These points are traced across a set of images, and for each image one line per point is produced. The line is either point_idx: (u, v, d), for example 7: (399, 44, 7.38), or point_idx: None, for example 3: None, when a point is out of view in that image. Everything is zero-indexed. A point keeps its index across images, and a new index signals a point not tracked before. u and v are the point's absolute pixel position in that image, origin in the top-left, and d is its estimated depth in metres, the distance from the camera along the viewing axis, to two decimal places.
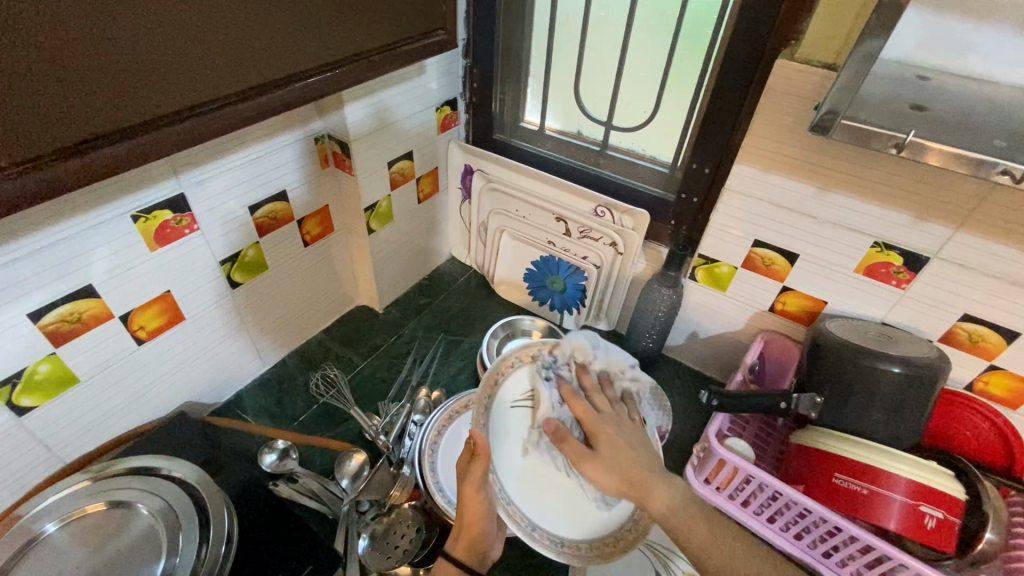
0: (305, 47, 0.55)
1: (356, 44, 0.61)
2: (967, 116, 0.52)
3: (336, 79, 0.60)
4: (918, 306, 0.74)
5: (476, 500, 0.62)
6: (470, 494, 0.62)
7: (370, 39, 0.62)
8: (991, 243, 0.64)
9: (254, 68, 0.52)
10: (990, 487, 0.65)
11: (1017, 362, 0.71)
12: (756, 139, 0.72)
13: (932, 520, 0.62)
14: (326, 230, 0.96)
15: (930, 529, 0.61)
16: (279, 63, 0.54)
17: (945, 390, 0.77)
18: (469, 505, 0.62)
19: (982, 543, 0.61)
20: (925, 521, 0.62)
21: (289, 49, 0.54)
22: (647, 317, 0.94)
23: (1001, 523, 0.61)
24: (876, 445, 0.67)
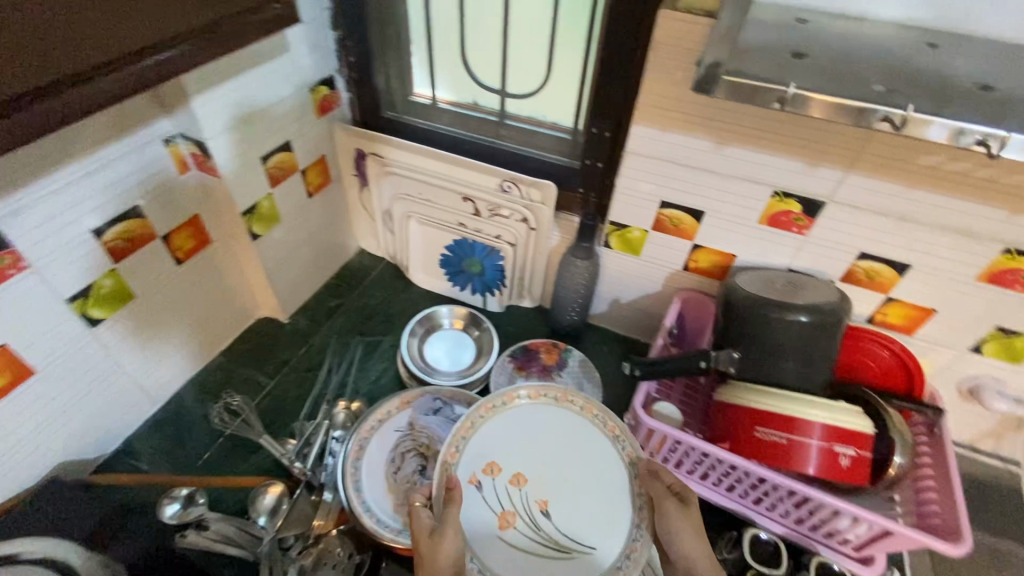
0: (88, 37, 0.47)
1: (158, 26, 0.52)
2: (847, 59, 0.50)
3: (148, 71, 0.51)
4: (818, 250, 0.76)
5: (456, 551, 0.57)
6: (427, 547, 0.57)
7: (177, 19, 0.54)
8: (879, 181, 0.65)
9: (24, 68, 0.43)
10: (894, 415, 0.68)
11: (909, 291, 0.74)
12: (648, 98, 0.69)
13: (847, 459, 0.64)
14: (202, 242, 0.84)
15: (847, 467, 0.64)
16: (70, 47, 0.46)
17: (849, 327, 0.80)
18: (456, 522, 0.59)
19: (893, 467, 0.65)
20: (842, 461, 0.64)
21: (67, 39, 0.46)
22: (569, 292, 0.93)
23: (906, 446, 0.66)
24: (793, 394, 0.67)
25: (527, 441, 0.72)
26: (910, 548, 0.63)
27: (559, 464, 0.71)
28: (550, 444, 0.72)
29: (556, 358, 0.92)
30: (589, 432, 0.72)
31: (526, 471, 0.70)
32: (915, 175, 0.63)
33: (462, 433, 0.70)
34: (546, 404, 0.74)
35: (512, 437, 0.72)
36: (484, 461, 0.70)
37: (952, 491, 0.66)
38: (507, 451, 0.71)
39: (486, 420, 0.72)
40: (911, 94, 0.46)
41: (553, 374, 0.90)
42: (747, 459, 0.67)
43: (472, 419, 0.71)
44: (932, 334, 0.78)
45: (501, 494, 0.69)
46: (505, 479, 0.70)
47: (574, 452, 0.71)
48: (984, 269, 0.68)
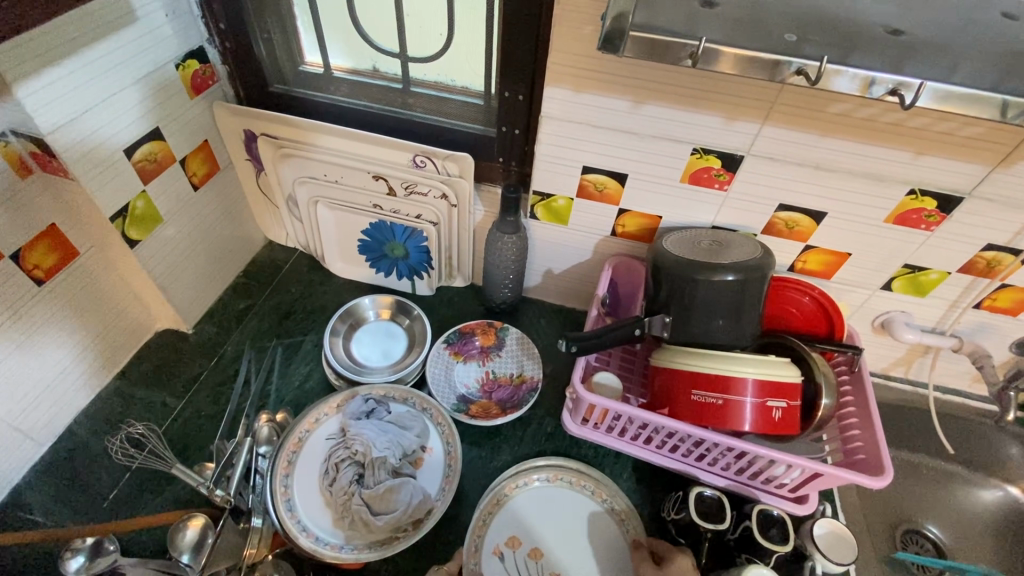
0: None
1: None
2: (757, 5, 0.47)
3: None
4: (740, 205, 0.75)
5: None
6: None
7: None
8: (793, 132, 0.64)
9: None
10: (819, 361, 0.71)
11: (826, 238, 0.76)
12: (559, 56, 0.64)
13: (779, 411, 0.66)
14: (66, 255, 0.72)
15: (778, 419, 0.66)
16: None
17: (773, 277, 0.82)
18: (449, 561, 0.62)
19: (820, 411, 0.68)
20: (774, 414, 0.66)
21: None
22: (499, 268, 0.89)
23: (830, 388, 0.69)
24: (725, 353, 0.67)
25: (554, 512, 0.73)
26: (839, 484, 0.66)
27: (575, 541, 0.71)
28: (573, 519, 0.72)
29: (493, 339, 0.89)
30: (600, 514, 0.73)
31: (544, 546, 0.70)
32: (827, 123, 0.63)
33: (490, 506, 0.72)
34: (563, 487, 0.75)
35: (533, 511, 0.73)
36: (507, 533, 0.71)
37: (870, 425, 0.71)
38: (529, 527, 0.71)
39: (513, 497, 0.74)
40: (823, 42, 0.44)
41: (492, 355, 0.88)
42: (687, 422, 0.68)
43: (498, 495, 0.73)
44: (848, 276, 0.81)
45: (521, 564, 0.69)
46: (525, 550, 0.70)
47: (589, 532, 0.72)
48: (892, 210, 0.70)
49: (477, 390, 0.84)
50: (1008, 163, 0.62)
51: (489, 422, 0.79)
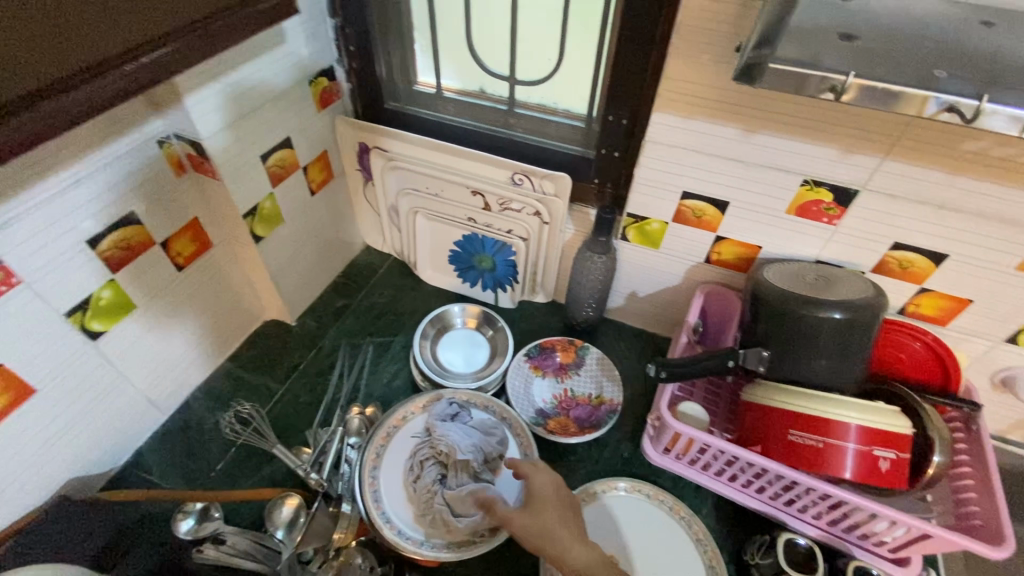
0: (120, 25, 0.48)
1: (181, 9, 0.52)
2: (896, 39, 0.46)
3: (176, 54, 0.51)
4: (849, 240, 0.72)
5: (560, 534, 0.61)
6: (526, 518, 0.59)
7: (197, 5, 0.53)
8: (918, 168, 0.61)
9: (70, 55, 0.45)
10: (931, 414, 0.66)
11: (945, 281, 0.71)
12: (672, 84, 0.65)
13: (887, 462, 0.61)
14: (202, 245, 0.81)
15: (885, 471, 0.61)
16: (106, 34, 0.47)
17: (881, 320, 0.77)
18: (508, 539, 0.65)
19: (932, 468, 0.62)
20: (880, 465, 0.61)
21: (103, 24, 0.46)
22: (585, 287, 0.89)
23: (946, 445, 0.63)
24: (826, 395, 0.64)
25: (635, 530, 0.72)
26: (949, 551, 0.61)
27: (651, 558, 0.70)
28: (653, 540, 0.71)
29: (573, 357, 0.90)
30: (680, 536, 0.71)
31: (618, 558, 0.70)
32: (958, 160, 0.59)
33: None
34: (641, 499, 0.75)
35: (608, 522, 0.73)
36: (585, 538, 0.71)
37: (990, 491, 0.64)
38: (606, 536, 0.71)
39: (592, 503, 0.74)
40: (975, 79, 0.42)
41: (571, 373, 0.88)
42: (779, 463, 0.65)
43: (576, 499, 0.74)
44: (967, 324, 0.75)
45: None
46: None
47: (665, 552, 0.70)
48: None
49: (555, 406, 0.85)
50: None
51: (566, 440, 0.80)
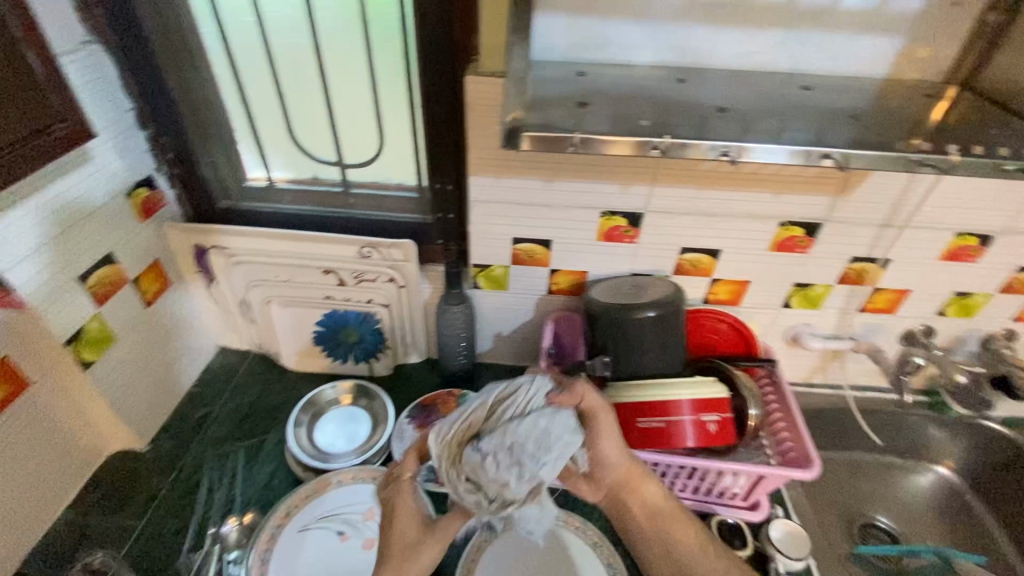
0: None
1: None
2: (618, 99, 0.61)
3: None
4: (651, 253, 0.87)
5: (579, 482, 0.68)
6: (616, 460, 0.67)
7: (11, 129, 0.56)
8: (677, 189, 0.78)
9: None
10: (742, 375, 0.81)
11: (726, 270, 0.89)
12: (478, 151, 0.76)
13: (714, 424, 0.74)
14: (14, 391, 0.69)
15: (715, 431, 0.74)
16: None
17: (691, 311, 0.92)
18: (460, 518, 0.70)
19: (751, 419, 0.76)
20: (710, 427, 0.74)
21: None
22: (451, 339, 0.95)
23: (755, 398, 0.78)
24: (660, 380, 0.75)
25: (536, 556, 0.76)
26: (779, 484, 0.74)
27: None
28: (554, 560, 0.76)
29: (455, 407, 0.92)
30: (578, 547, 0.77)
31: None
32: (701, 179, 0.77)
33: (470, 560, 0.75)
34: None
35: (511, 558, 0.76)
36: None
37: (798, 426, 0.80)
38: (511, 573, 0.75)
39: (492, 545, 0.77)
40: (673, 123, 0.57)
41: None
42: (640, 448, 0.74)
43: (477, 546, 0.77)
44: (754, 300, 0.93)
45: None
46: None
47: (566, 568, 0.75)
48: (773, 240, 0.84)
49: None
50: (845, 193, 0.77)
51: None
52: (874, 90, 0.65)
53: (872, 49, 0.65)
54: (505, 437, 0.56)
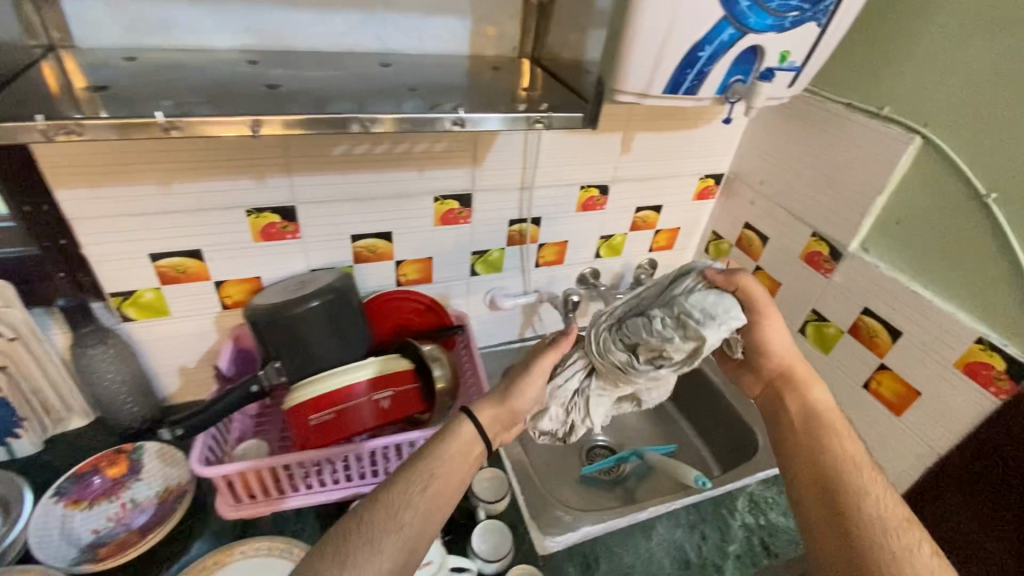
0: None
1: None
2: (164, 85, 0.56)
3: None
4: (321, 247, 0.84)
5: (516, 409, 0.68)
6: (507, 388, 0.68)
7: None
8: (317, 177, 0.76)
9: None
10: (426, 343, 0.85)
11: (406, 251, 0.90)
12: (51, 159, 0.64)
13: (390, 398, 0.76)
14: None
15: (392, 405, 0.76)
16: None
17: (387, 295, 0.90)
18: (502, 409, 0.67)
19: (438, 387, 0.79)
20: (387, 402, 0.76)
21: None
22: (106, 386, 0.80)
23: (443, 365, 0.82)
24: (338, 368, 0.75)
25: None
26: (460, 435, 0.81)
27: None
28: None
29: (126, 465, 0.79)
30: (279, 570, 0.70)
31: None
32: (337, 164, 0.76)
33: None
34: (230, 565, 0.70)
35: None
36: None
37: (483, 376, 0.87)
38: None
39: None
40: (217, 104, 0.53)
41: (128, 483, 0.78)
42: (327, 444, 0.73)
43: None
44: (443, 274, 0.96)
45: None
46: None
47: None
48: (434, 215, 0.88)
49: (110, 530, 0.73)
50: (478, 162, 0.84)
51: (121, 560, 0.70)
52: (460, 67, 0.72)
53: (450, 28, 0.72)
54: (674, 306, 0.65)
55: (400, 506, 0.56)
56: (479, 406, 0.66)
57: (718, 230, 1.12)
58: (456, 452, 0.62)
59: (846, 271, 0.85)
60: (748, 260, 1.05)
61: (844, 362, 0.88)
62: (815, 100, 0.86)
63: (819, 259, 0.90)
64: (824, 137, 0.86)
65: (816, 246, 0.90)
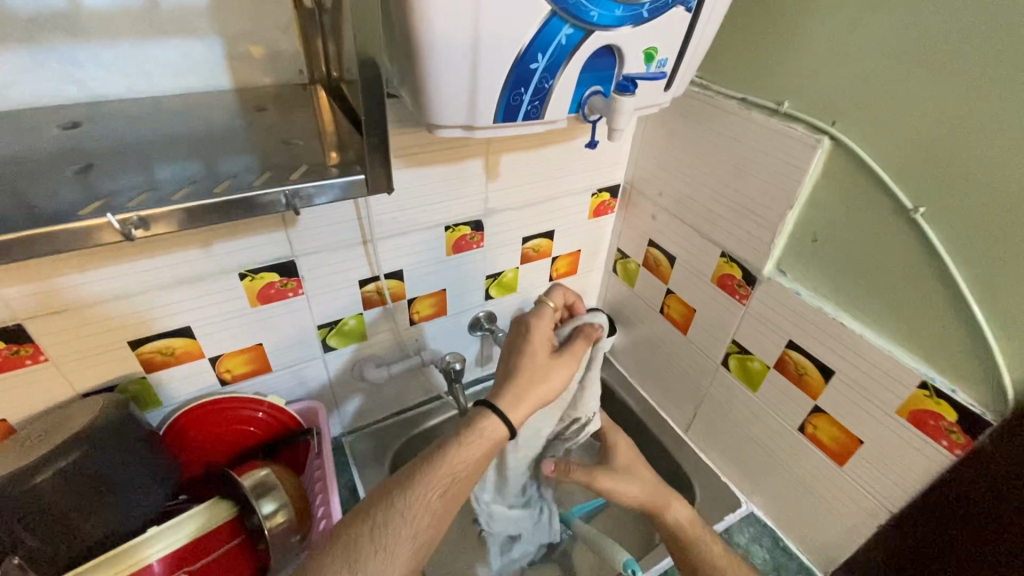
0: None
1: None
2: None
3: None
4: (87, 364, 0.61)
5: (545, 390, 0.60)
6: (541, 375, 0.60)
7: None
8: (43, 281, 0.54)
9: None
10: (248, 472, 0.64)
11: (223, 343, 0.69)
12: None
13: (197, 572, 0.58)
14: None
15: None
16: None
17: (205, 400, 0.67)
18: (564, 364, 0.61)
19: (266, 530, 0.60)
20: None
21: None
22: None
23: (276, 496, 0.63)
24: (115, 549, 0.54)
25: None
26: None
27: None
28: None
29: None
30: None
31: None
32: (71, 260, 0.54)
33: None
34: None
35: None
36: None
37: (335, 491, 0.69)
38: None
39: None
40: None
41: None
42: None
43: None
44: (285, 359, 0.75)
45: None
46: None
47: None
48: (249, 295, 0.67)
49: None
50: (292, 223, 0.64)
51: None
52: (222, 110, 0.52)
53: (196, 56, 0.51)
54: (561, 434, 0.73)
55: (422, 509, 0.51)
56: (512, 399, 0.58)
57: (623, 248, 0.97)
58: (478, 454, 0.55)
59: (762, 297, 0.72)
60: (658, 282, 0.91)
61: (773, 400, 0.75)
62: (704, 97, 0.71)
63: (732, 283, 0.76)
64: (719, 140, 0.71)
65: (727, 269, 0.76)
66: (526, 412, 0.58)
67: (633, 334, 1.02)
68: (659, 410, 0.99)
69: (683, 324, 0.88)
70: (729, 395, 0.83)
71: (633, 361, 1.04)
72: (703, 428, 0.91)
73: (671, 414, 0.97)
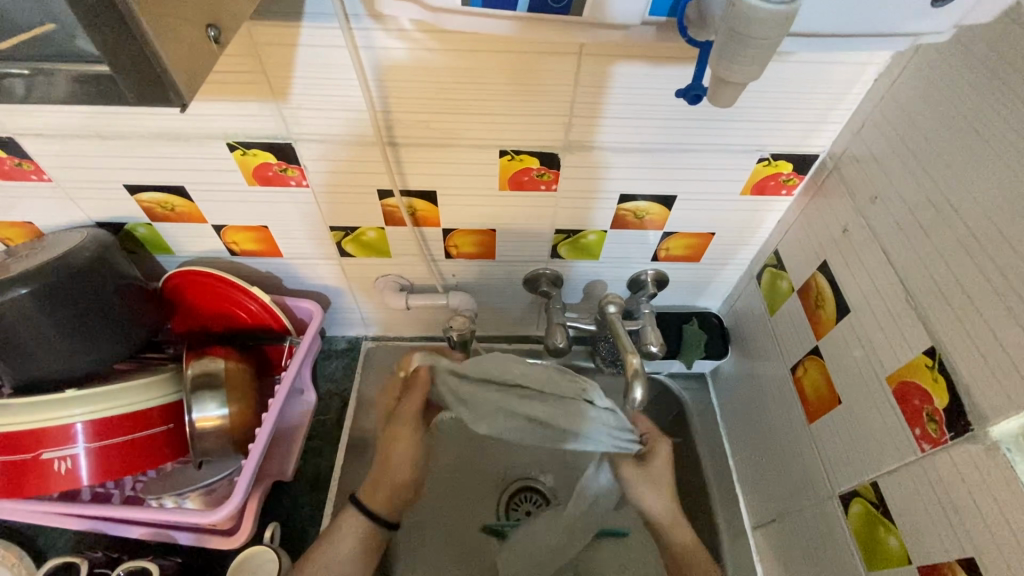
0: None
1: None
2: None
3: None
4: (88, 194, 0.58)
5: (395, 479, 0.65)
6: (389, 446, 0.66)
7: None
8: None
9: None
10: (196, 359, 0.59)
11: (223, 215, 0.61)
12: None
13: (131, 445, 0.54)
14: None
15: (133, 456, 0.55)
16: None
17: (202, 272, 0.63)
18: (404, 431, 0.67)
19: (198, 423, 0.57)
20: (125, 452, 0.54)
21: None
22: None
23: (218, 393, 0.58)
24: (41, 398, 0.51)
25: None
26: (257, 497, 0.61)
27: None
28: None
29: None
30: None
31: None
32: None
33: None
34: None
35: None
36: None
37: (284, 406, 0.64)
38: None
39: None
40: None
41: None
42: (23, 493, 0.52)
43: None
44: (296, 250, 0.66)
45: None
46: None
47: None
48: (243, 171, 0.55)
49: None
50: (285, 98, 0.48)
51: None
52: None
53: None
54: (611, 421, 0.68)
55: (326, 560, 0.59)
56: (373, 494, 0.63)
57: (781, 253, 0.63)
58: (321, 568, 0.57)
59: (962, 461, 0.39)
60: (808, 330, 0.58)
61: None
62: None
63: (919, 405, 0.43)
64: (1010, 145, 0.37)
65: (926, 384, 0.42)
66: (385, 505, 0.63)
67: (746, 371, 0.71)
68: (735, 482, 0.71)
69: (814, 406, 0.56)
70: (830, 538, 0.53)
71: (731, 402, 0.74)
72: (775, 541, 0.63)
73: (746, 494, 0.69)
